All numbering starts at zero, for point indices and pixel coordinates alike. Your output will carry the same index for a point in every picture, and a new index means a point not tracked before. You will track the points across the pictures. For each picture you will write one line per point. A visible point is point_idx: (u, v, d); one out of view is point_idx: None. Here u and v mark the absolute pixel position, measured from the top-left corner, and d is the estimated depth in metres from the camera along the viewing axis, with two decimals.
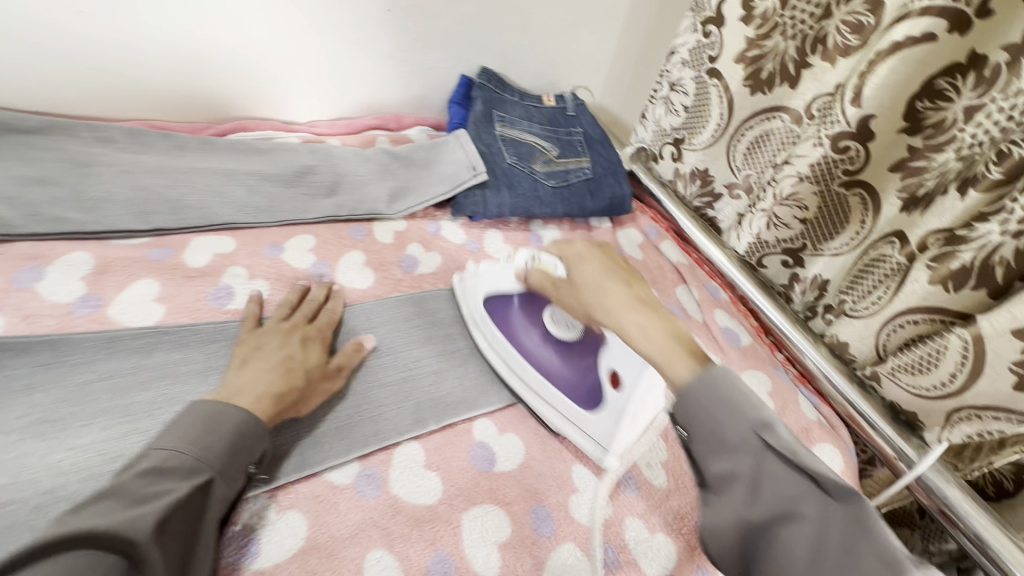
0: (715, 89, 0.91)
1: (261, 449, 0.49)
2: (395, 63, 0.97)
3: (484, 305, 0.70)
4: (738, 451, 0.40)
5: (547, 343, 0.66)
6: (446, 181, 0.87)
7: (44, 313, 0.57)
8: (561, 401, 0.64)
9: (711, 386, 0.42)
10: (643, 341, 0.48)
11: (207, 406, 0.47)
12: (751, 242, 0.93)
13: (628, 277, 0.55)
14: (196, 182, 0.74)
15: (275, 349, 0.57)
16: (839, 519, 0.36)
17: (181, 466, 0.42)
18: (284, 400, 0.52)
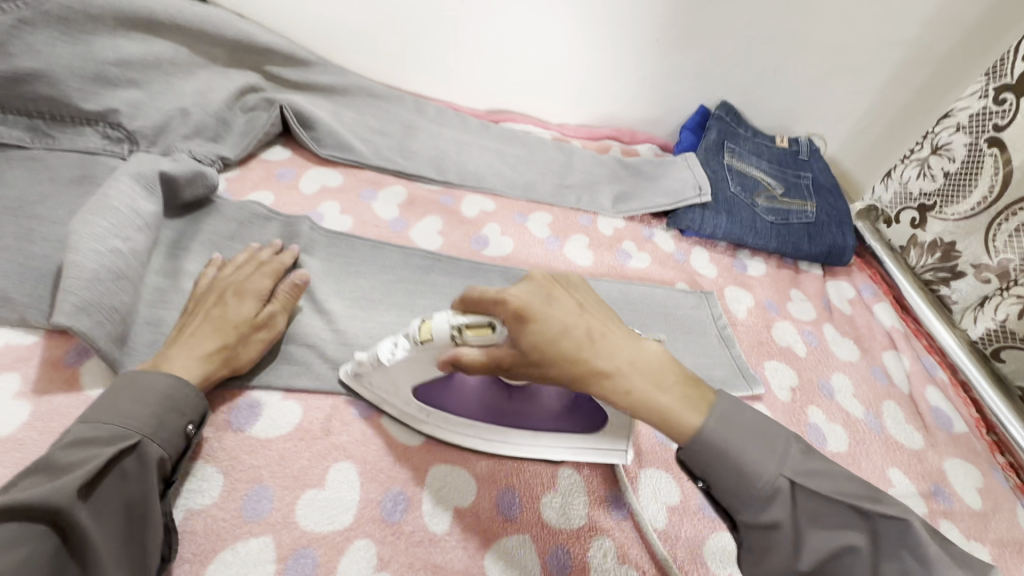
0: (992, 159, 0.85)
1: (199, 406, 0.49)
2: (645, 85, 1.08)
3: (417, 399, 0.55)
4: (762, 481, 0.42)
5: (520, 396, 0.55)
6: (670, 195, 0.95)
7: (373, 223, 0.79)
8: (563, 442, 0.56)
9: (634, 379, 0.44)
10: (618, 372, 0.44)
11: (134, 376, 0.48)
12: (992, 329, 0.87)
13: (579, 315, 0.46)
14: (476, 155, 0.93)
15: (208, 308, 0.56)
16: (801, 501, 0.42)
17: (103, 434, 0.43)
18: (216, 358, 0.52)
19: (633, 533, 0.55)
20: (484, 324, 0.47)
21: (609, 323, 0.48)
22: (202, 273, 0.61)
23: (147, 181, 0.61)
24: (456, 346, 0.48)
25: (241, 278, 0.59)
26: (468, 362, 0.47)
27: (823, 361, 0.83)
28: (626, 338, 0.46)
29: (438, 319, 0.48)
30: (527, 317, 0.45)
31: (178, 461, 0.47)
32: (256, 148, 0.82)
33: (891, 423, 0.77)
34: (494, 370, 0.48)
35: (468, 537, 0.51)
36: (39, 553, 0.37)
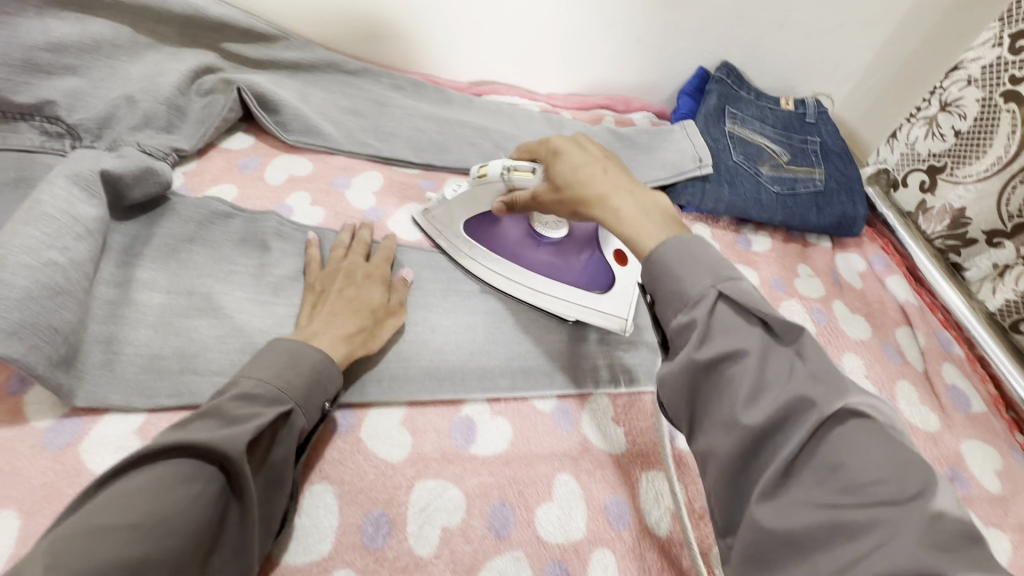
0: (1009, 115, 0.81)
1: (337, 387, 0.50)
2: (640, 47, 1.00)
3: (466, 232, 0.67)
4: (721, 328, 0.40)
5: (544, 248, 0.66)
6: (669, 167, 0.89)
7: (348, 214, 0.73)
8: (571, 295, 0.64)
9: (679, 246, 0.44)
10: (620, 209, 0.49)
11: (289, 345, 0.48)
12: (1010, 300, 0.82)
13: (586, 155, 0.54)
14: (458, 133, 0.86)
15: (340, 287, 0.58)
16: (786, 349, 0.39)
17: (265, 396, 0.44)
18: (356, 339, 0.54)
19: (637, 543, 0.51)
20: (529, 170, 0.57)
21: (624, 175, 0.52)
22: (311, 257, 0.62)
23: (86, 181, 0.55)
24: (507, 185, 0.59)
25: (359, 261, 0.61)
26: (518, 201, 0.59)
27: (834, 340, 0.78)
28: (632, 185, 0.51)
29: (495, 165, 0.60)
30: (600, 171, 0.52)
31: (308, 435, 0.49)
32: (216, 136, 0.75)
33: (905, 405, 0.73)
34: (534, 206, 0.57)
35: (457, 558, 0.47)
36: (209, 493, 0.37)
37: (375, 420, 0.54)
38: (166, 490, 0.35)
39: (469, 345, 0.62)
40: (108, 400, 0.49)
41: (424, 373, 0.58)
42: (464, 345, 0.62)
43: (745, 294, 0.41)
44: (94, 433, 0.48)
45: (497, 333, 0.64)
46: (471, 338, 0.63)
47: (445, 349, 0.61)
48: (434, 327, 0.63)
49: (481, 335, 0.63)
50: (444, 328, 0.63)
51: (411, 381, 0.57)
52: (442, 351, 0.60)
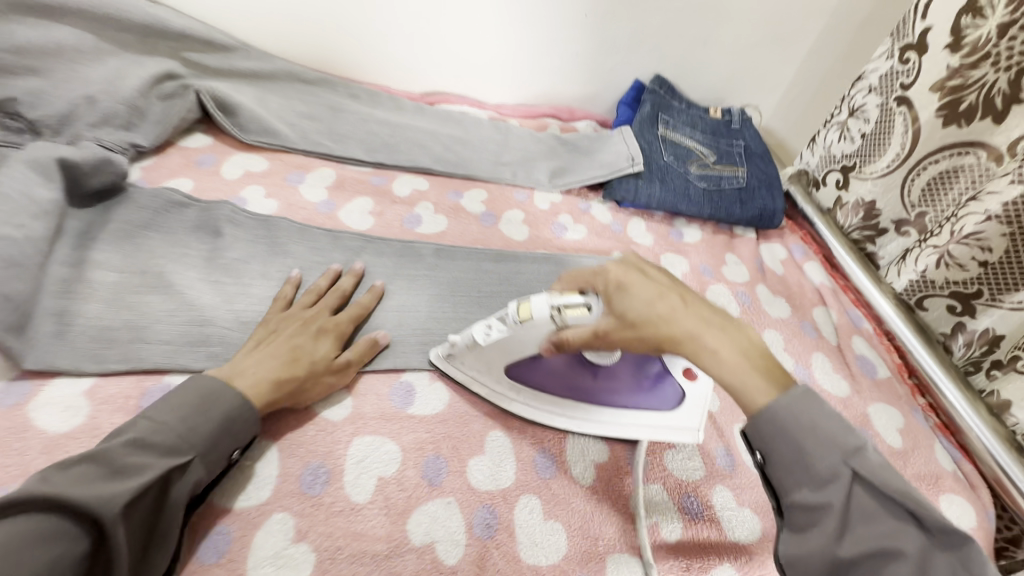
0: (902, 117, 0.90)
1: (251, 433, 0.49)
2: (581, 62, 1.09)
3: (509, 375, 0.59)
4: (829, 482, 0.40)
5: (600, 376, 0.60)
6: (605, 167, 0.97)
7: (301, 205, 0.77)
8: (645, 417, 0.59)
9: (794, 407, 0.42)
10: (713, 346, 0.45)
11: (206, 383, 0.49)
12: (913, 280, 0.90)
13: (658, 287, 0.49)
14: (409, 136, 0.92)
15: (291, 332, 0.57)
16: (942, 556, 0.37)
17: (162, 445, 0.44)
18: (284, 383, 0.52)
19: (562, 490, 0.56)
20: (582, 306, 0.52)
21: (702, 306, 0.48)
22: (281, 292, 0.63)
23: (44, 167, 0.60)
24: (558, 326, 0.53)
25: (319, 313, 0.60)
26: (570, 341, 0.52)
27: (756, 319, 0.85)
28: (721, 319, 0.48)
29: (538, 302, 0.53)
30: (673, 308, 0.47)
31: (210, 485, 0.47)
32: (173, 135, 0.80)
33: (819, 373, 0.80)
34: (593, 341, 0.51)
35: (392, 504, 0.51)
36: (73, 553, 0.36)
37: None
38: (23, 548, 0.34)
39: (411, 321, 0.67)
40: (56, 364, 0.52)
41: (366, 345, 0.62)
42: (406, 320, 0.67)
43: (817, 405, 0.42)
44: (44, 392, 0.51)
45: (439, 311, 0.69)
46: (413, 315, 0.68)
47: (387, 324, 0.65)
48: (378, 305, 0.67)
49: (423, 312, 0.68)
50: (387, 305, 0.67)
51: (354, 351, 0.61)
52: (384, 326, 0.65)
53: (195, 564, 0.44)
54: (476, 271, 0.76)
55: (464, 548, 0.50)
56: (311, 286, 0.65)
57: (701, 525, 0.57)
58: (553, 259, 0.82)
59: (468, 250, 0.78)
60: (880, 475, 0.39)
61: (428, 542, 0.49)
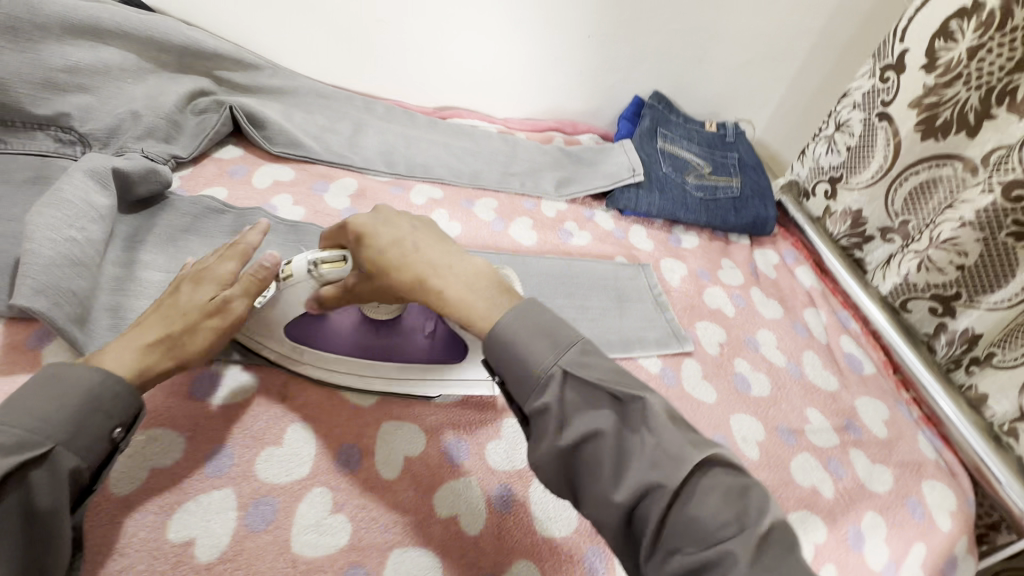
0: (883, 132, 0.96)
1: (130, 408, 0.46)
2: (583, 79, 1.16)
3: (290, 337, 0.59)
4: (546, 387, 0.41)
5: (383, 331, 0.62)
6: (608, 177, 1.03)
7: (326, 212, 0.83)
8: (444, 372, 0.63)
9: (518, 323, 0.43)
10: (446, 291, 0.46)
11: (55, 373, 0.44)
12: (897, 284, 0.96)
13: (388, 220, 0.51)
14: (423, 148, 0.99)
15: (161, 300, 0.53)
16: (626, 426, 0.40)
17: (8, 441, 0.39)
18: (152, 351, 0.49)
19: None
20: (337, 259, 0.53)
21: (437, 241, 0.49)
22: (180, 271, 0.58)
23: (101, 176, 0.65)
24: (319, 281, 0.54)
25: (202, 265, 0.55)
26: (328, 293, 0.55)
27: (750, 320, 0.91)
28: (451, 254, 0.48)
29: (298, 260, 0.54)
30: (413, 255, 0.48)
31: (93, 470, 0.44)
32: (208, 147, 0.86)
33: (810, 369, 0.85)
34: (344, 291, 0.54)
35: (418, 480, 0.56)
36: None
37: None
38: None
39: None
40: None
41: None
42: None
43: (538, 313, 0.44)
44: None
45: None
46: None
47: None
48: None
49: None
50: None
51: None
52: None
53: (245, 531, 0.49)
54: None
55: (484, 521, 0.54)
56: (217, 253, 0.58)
57: None
58: (560, 262, 0.88)
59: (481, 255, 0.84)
60: (588, 372, 0.41)
61: (452, 514, 0.54)
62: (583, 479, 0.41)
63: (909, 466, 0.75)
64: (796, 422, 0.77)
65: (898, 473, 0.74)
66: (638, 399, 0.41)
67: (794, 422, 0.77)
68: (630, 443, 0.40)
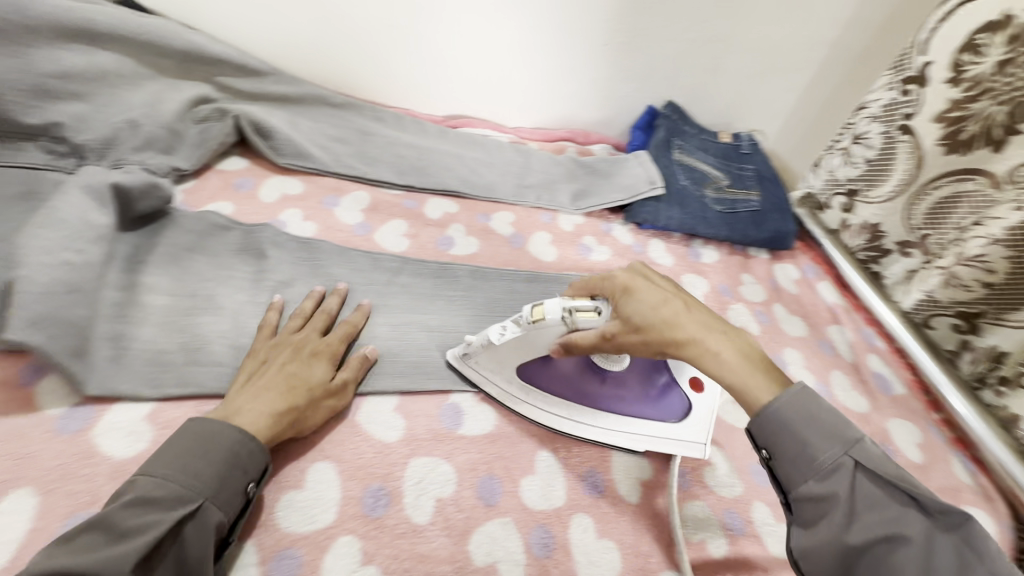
0: (904, 145, 0.95)
1: (262, 463, 0.48)
2: (596, 88, 1.13)
3: (519, 375, 0.61)
4: (833, 474, 0.45)
5: (607, 382, 0.61)
6: (625, 190, 1.00)
7: (337, 228, 0.79)
8: (648, 426, 0.60)
9: (794, 401, 0.47)
10: (717, 351, 0.50)
11: (200, 426, 0.47)
12: (921, 300, 0.94)
13: (655, 288, 0.54)
14: (436, 159, 0.95)
15: (284, 359, 0.55)
16: (944, 539, 0.41)
17: (166, 496, 0.42)
18: (282, 419, 0.51)
19: (611, 509, 0.57)
20: (592, 309, 0.54)
21: (703, 311, 0.53)
22: (265, 319, 0.60)
23: (98, 193, 0.61)
24: (569, 326, 0.55)
25: (310, 336, 0.59)
26: (581, 343, 0.55)
27: (775, 338, 0.88)
28: (722, 326, 0.52)
29: (551, 305, 0.55)
30: (672, 314, 0.51)
31: (232, 527, 0.46)
32: (211, 159, 0.82)
33: (838, 390, 0.83)
34: (602, 343, 0.54)
35: (451, 524, 0.52)
36: None
37: (371, 406, 0.59)
38: None
39: (454, 342, 0.69)
40: (117, 390, 0.53)
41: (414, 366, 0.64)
42: (449, 341, 0.68)
43: (815, 402, 0.47)
44: (109, 417, 0.52)
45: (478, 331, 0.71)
46: (455, 335, 0.69)
47: (431, 345, 0.67)
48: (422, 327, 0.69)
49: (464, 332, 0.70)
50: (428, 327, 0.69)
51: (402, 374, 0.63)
52: (428, 347, 0.66)
53: None
54: (511, 293, 0.78)
55: (523, 568, 0.51)
56: (297, 310, 0.63)
57: (743, 543, 0.59)
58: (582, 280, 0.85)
59: (502, 272, 0.80)
60: (874, 462, 0.44)
61: (491, 561, 0.51)
62: (856, 564, 0.43)
63: (946, 490, 0.73)
64: None
65: (935, 499, 0.72)
66: (961, 515, 0.40)
67: None
68: (897, 521, 0.42)
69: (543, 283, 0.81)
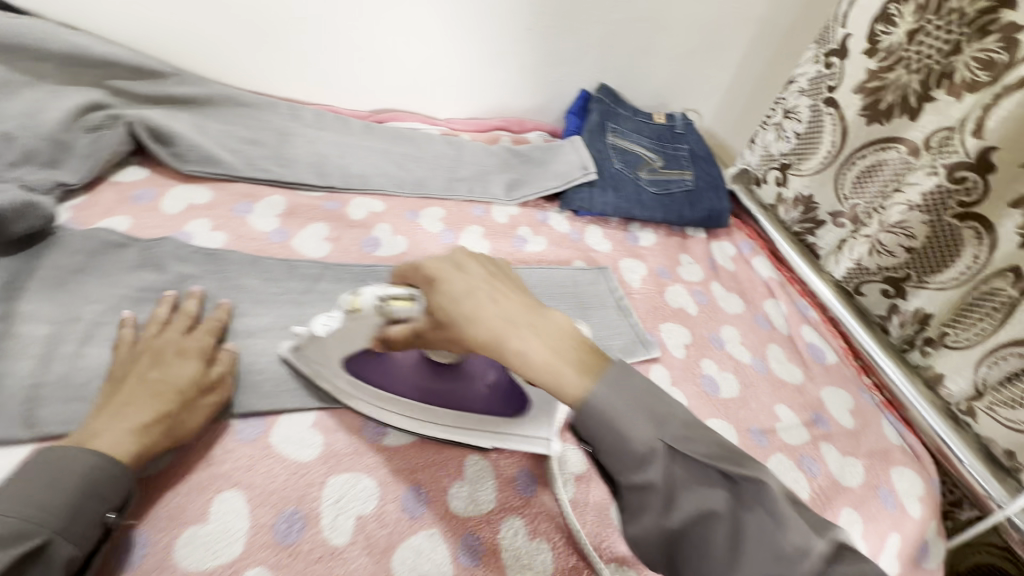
0: (830, 118, 0.96)
1: (124, 490, 0.45)
2: (526, 74, 1.11)
3: (348, 370, 0.58)
4: (648, 463, 0.43)
5: (446, 375, 0.58)
6: (559, 178, 0.98)
7: (251, 236, 0.74)
8: (489, 422, 0.58)
9: (609, 391, 0.45)
10: (524, 349, 0.46)
11: (48, 456, 0.44)
12: (850, 268, 0.94)
13: (469, 279, 0.50)
14: (360, 157, 0.90)
15: (142, 370, 0.51)
16: (723, 498, 0.42)
17: (3, 532, 0.38)
18: (150, 431, 0.47)
19: (544, 508, 0.56)
20: (407, 297, 0.52)
21: (526, 308, 0.50)
22: (119, 337, 0.55)
23: None
24: (384, 316, 0.52)
25: (177, 338, 0.55)
26: (394, 336, 0.52)
27: (713, 317, 0.89)
28: (531, 317, 0.49)
29: (366, 294, 0.53)
30: (501, 316, 0.48)
31: (87, 559, 0.43)
32: (105, 170, 0.75)
33: (775, 363, 0.84)
34: (415, 338, 0.52)
35: (373, 542, 0.50)
36: None
37: (286, 424, 0.56)
38: None
39: None
40: None
41: None
42: None
43: (627, 378, 0.46)
44: None
45: None
46: None
47: None
48: None
49: None
50: None
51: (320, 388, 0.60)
52: None
53: None
54: None
55: None
56: (151, 318, 0.57)
57: None
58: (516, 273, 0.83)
59: None
60: (679, 441, 0.44)
61: None
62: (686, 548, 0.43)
63: (876, 454, 0.75)
64: (766, 420, 0.76)
65: (867, 464, 0.73)
66: (756, 481, 0.41)
67: (764, 421, 0.76)
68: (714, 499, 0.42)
69: None
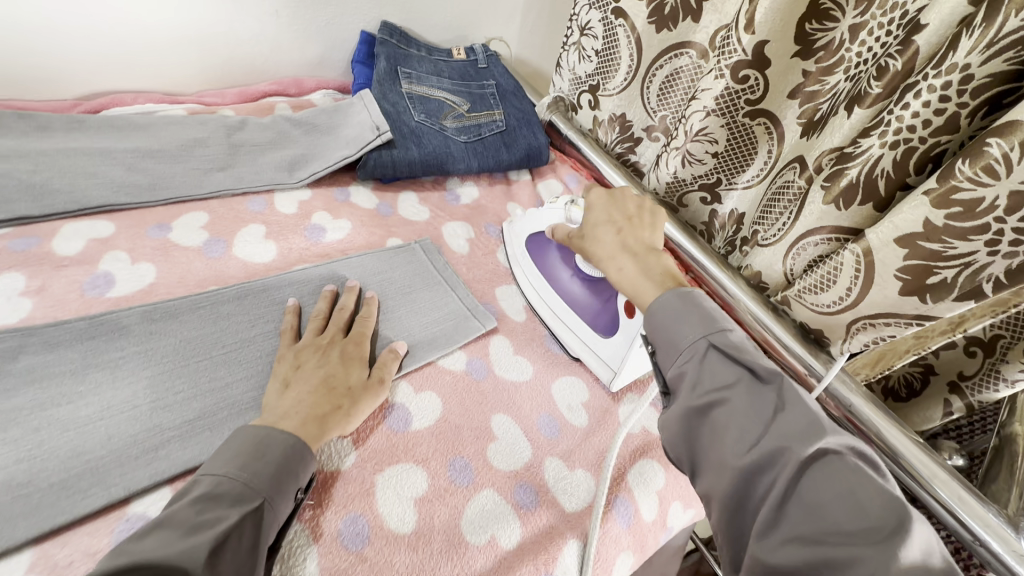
0: (622, 30, 0.91)
1: (310, 475, 0.49)
2: (285, 21, 0.91)
3: (522, 244, 0.77)
4: (684, 355, 0.48)
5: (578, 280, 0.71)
6: (351, 144, 0.82)
7: None
8: (585, 334, 0.70)
9: (676, 301, 0.51)
10: (608, 270, 0.58)
11: (255, 432, 0.48)
12: (670, 182, 0.93)
13: (610, 212, 0.63)
14: (62, 165, 0.67)
15: (314, 361, 0.57)
16: (770, 395, 0.44)
17: (232, 494, 0.43)
18: (323, 400, 0.53)
19: (383, 553, 0.48)
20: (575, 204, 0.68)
21: (634, 227, 0.61)
22: (285, 325, 0.61)
23: None
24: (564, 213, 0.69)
25: (322, 352, 0.58)
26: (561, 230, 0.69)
27: None
28: (643, 249, 0.58)
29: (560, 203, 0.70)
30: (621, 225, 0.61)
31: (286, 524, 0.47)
32: None
33: None
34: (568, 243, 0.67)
35: None
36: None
37: None
38: None
39: (128, 426, 0.50)
40: None
41: (58, 490, 0.45)
42: (119, 429, 0.50)
43: (695, 297, 0.51)
44: None
45: (165, 398, 0.52)
46: (129, 416, 0.50)
47: (87, 447, 0.48)
48: (65, 424, 0.48)
49: (143, 406, 0.51)
50: (77, 422, 0.49)
51: (33, 512, 0.44)
52: (82, 452, 0.47)
53: None
54: (213, 326, 0.59)
55: None
56: (315, 313, 0.63)
57: (538, 514, 0.55)
58: (314, 272, 0.68)
59: (194, 299, 0.60)
60: (726, 342, 0.47)
61: None
62: (705, 449, 0.45)
63: None
64: None
65: None
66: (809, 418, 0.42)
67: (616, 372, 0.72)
68: (738, 397, 0.44)
69: (260, 296, 0.64)
